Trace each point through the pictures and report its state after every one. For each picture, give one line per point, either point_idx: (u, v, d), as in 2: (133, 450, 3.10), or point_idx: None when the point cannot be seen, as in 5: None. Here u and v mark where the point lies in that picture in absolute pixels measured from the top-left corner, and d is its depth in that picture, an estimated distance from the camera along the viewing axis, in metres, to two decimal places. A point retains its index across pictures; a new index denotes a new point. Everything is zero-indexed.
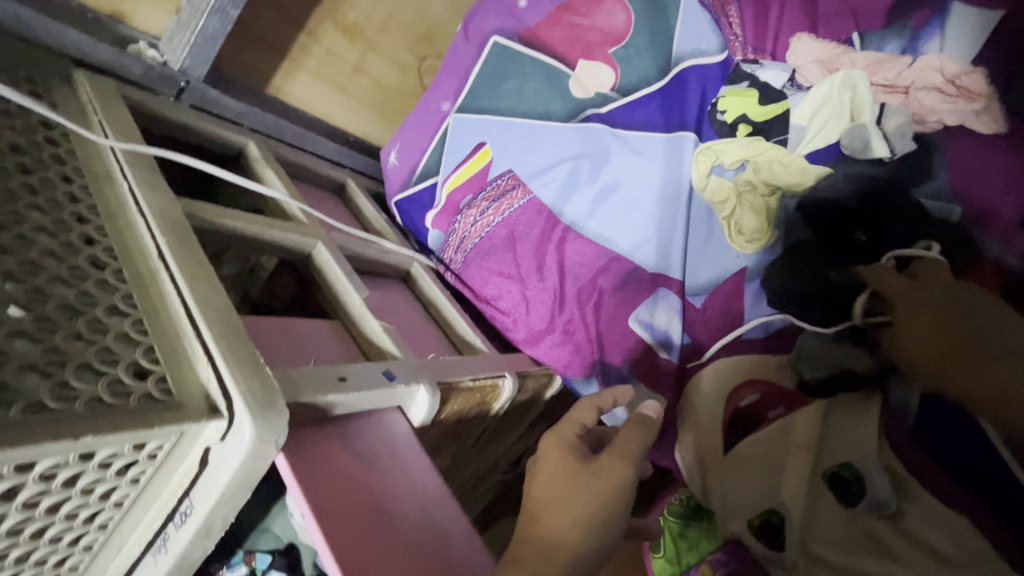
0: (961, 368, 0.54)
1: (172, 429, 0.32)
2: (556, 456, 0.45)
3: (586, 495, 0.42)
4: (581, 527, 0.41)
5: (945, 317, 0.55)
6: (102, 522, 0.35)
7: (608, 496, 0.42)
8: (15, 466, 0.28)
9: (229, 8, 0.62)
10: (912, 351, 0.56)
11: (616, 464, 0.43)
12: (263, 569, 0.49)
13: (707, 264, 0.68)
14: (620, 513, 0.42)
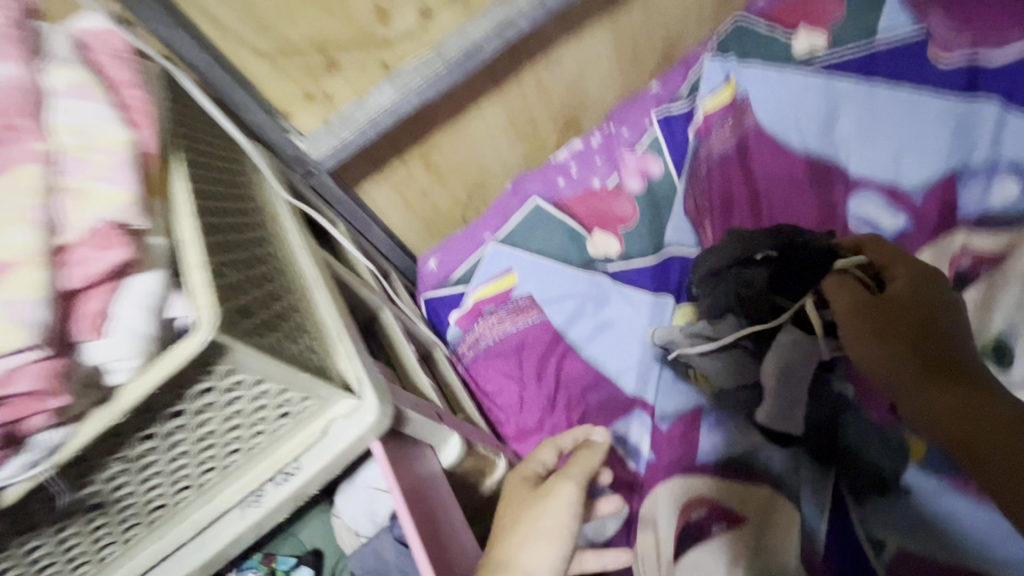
0: (884, 357, 0.61)
1: (335, 390, 0.45)
2: (517, 488, 0.59)
3: (537, 510, 0.54)
4: (530, 534, 0.52)
5: (887, 314, 0.63)
6: (232, 461, 0.44)
7: (560, 511, 0.53)
8: (257, 381, 0.39)
9: (367, 132, 0.85)
10: (847, 337, 0.65)
11: (566, 489, 0.55)
12: (284, 568, 0.53)
13: (672, 398, 0.85)
14: (565, 526, 0.53)
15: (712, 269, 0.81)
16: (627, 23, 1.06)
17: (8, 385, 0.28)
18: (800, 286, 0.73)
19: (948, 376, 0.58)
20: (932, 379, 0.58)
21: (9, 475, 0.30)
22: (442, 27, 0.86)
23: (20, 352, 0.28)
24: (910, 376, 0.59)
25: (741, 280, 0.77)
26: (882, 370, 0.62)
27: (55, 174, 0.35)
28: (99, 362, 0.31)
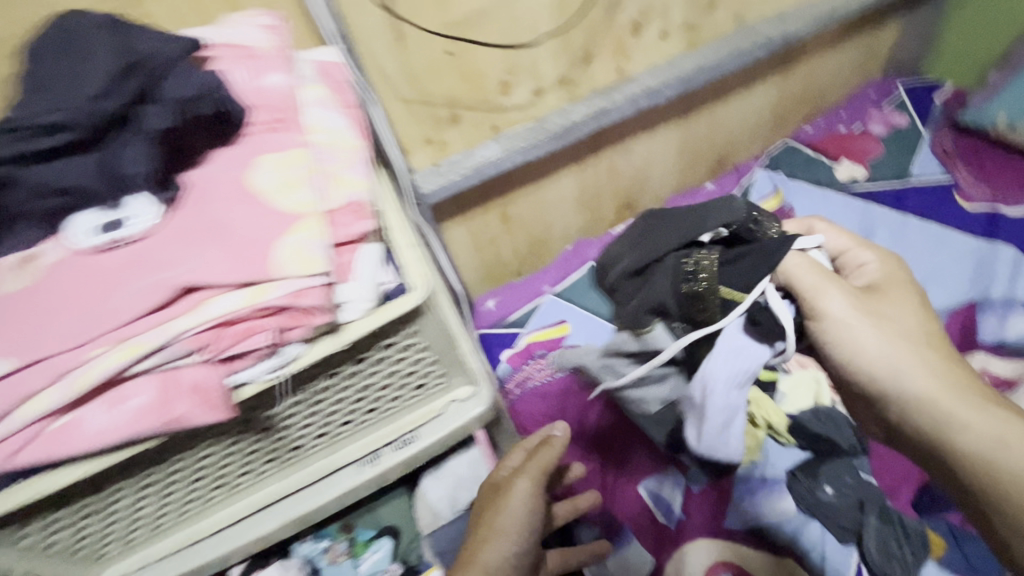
0: (900, 373, 0.47)
1: (463, 372, 0.53)
2: (484, 490, 0.56)
3: (492, 512, 0.52)
4: (492, 534, 0.50)
5: (881, 297, 0.50)
6: (367, 418, 0.51)
7: (520, 514, 0.52)
8: (422, 346, 0.47)
9: (470, 178, 0.98)
10: (897, 347, 0.47)
11: (523, 487, 0.53)
12: (363, 539, 0.61)
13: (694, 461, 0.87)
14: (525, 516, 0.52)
15: (631, 267, 0.54)
16: (694, 129, 1.21)
17: (297, 299, 0.36)
18: (738, 278, 0.48)
19: (944, 383, 0.46)
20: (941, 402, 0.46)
21: (260, 372, 0.37)
22: (548, 105, 1.01)
23: (313, 278, 0.36)
24: (928, 394, 0.46)
25: (683, 270, 0.50)
26: (901, 388, 0.46)
27: (314, 159, 0.46)
28: (344, 300, 0.40)
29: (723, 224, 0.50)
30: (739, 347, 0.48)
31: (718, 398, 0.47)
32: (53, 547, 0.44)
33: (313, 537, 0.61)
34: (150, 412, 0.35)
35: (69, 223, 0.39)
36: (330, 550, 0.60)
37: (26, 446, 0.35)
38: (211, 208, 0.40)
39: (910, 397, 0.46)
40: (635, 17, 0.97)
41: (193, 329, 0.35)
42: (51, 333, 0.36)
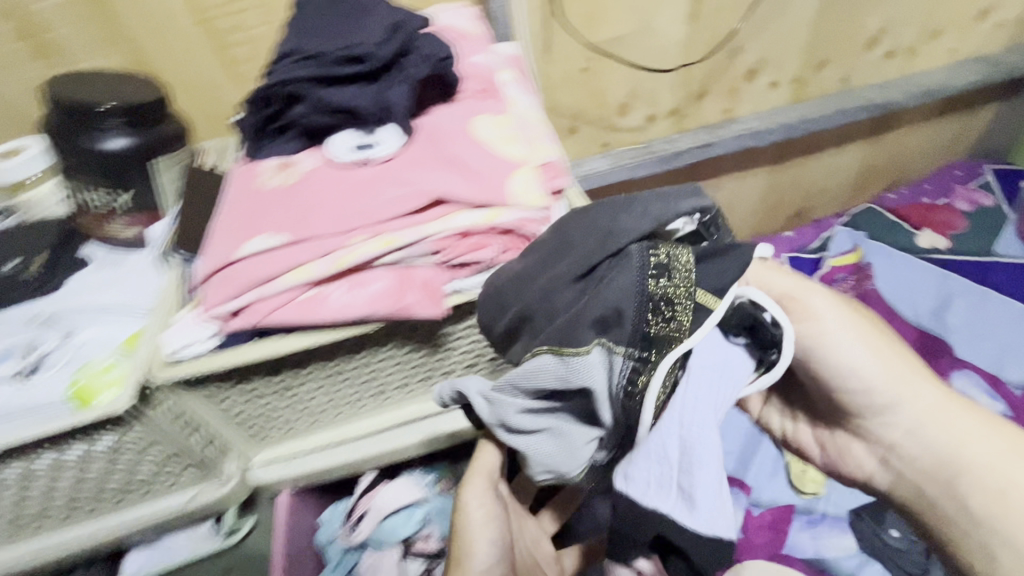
0: (908, 391, 0.44)
1: None
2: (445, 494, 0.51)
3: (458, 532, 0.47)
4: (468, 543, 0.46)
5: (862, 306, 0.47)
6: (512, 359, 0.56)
7: (483, 521, 0.47)
8: None
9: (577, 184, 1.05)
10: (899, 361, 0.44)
11: (474, 500, 0.47)
12: None
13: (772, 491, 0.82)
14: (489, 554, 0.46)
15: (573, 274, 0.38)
16: (782, 178, 1.27)
17: (522, 225, 0.43)
18: (717, 278, 0.36)
19: (945, 396, 0.44)
20: (952, 408, 0.43)
21: (474, 283, 0.44)
22: (657, 131, 1.09)
23: (537, 210, 0.43)
24: (948, 410, 0.43)
25: (648, 264, 0.36)
26: (923, 413, 0.43)
27: (517, 126, 0.54)
28: None
29: (695, 210, 0.38)
30: (722, 364, 0.36)
31: (706, 447, 0.34)
32: (240, 413, 0.50)
33: (422, 468, 0.61)
34: (388, 296, 0.42)
35: (333, 140, 0.48)
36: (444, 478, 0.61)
37: (283, 307, 0.42)
38: (444, 146, 0.48)
39: (925, 417, 0.43)
40: (752, 65, 1.06)
41: (439, 234, 0.42)
42: (319, 220, 0.43)
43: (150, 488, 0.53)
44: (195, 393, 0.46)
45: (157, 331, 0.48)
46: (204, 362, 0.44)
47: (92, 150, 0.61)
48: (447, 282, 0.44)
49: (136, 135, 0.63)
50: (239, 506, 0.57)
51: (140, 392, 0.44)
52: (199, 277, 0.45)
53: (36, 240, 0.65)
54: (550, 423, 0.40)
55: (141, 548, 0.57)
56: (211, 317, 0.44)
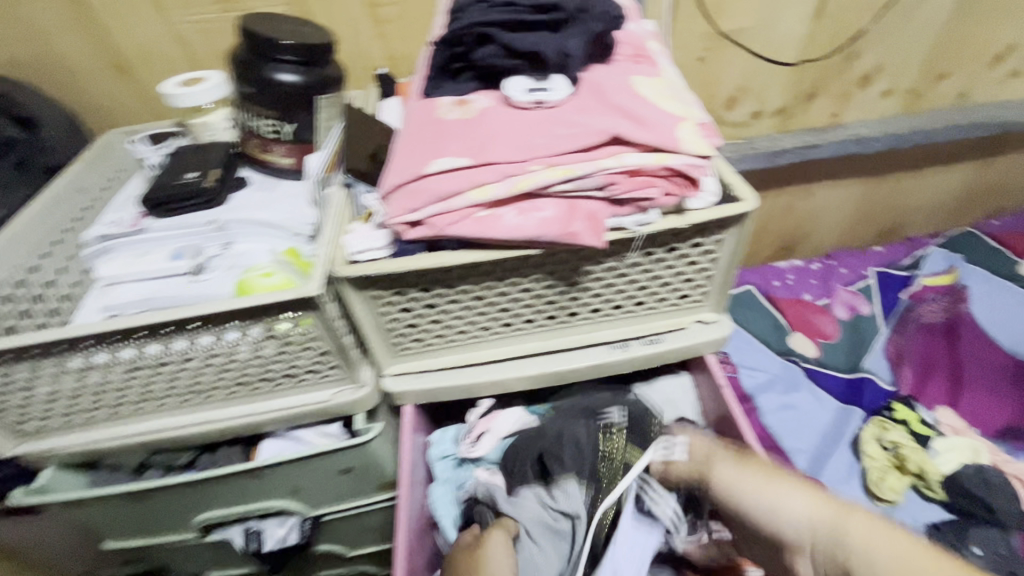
0: (778, 489, 0.46)
1: (719, 299, 0.60)
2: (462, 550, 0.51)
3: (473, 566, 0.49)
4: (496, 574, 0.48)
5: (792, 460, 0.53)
6: (633, 310, 0.59)
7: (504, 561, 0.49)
8: (712, 259, 0.56)
9: None
10: (792, 484, 0.47)
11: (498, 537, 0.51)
12: None
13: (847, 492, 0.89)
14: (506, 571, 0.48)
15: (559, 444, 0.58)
16: (878, 192, 1.24)
17: (686, 171, 0.46)
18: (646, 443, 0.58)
19: (832, 501, 0.44)
20: (840, 507, 0.44)
21: (632, 220, 0.48)
22: (759, 130, 1.10)
23: (702, 159, 0.47)
24: (818, 514, 0.44)
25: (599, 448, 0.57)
26: (781, 506, 0.45)
27: (670, 89, 0.57)
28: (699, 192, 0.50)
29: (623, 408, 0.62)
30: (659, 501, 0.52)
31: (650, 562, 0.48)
32: (389, 322, 0.56)
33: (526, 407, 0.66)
34: (556, 222, 0.46)
35: (510, 81, 0.52)
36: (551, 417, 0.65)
37: (460, 223, 0.47)
38: (609, 96, 0.52)
39: (802, 528, 0.44)
40: (868, 70, 1.05)
41: (612, 169, 0.46)
42: (498, 148, 0.48)
43: (296, 383, 0.59)
44: (362, 293, 0.52)
45: (333, 237, 0.55)
46: (381, 263, 0.49)
47: (270, 83, 0.68)
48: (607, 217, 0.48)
49: (305, 73, 0.69)
50: (366, 413, 0.63)
51: (325, 283, 0.50)
52: (383, 189, 0.50)
53: (209, 160, 0.74)
54: (556, 535, 0.53)
55: (276, 436, 0.64)
56: (392, 226, 0.49)
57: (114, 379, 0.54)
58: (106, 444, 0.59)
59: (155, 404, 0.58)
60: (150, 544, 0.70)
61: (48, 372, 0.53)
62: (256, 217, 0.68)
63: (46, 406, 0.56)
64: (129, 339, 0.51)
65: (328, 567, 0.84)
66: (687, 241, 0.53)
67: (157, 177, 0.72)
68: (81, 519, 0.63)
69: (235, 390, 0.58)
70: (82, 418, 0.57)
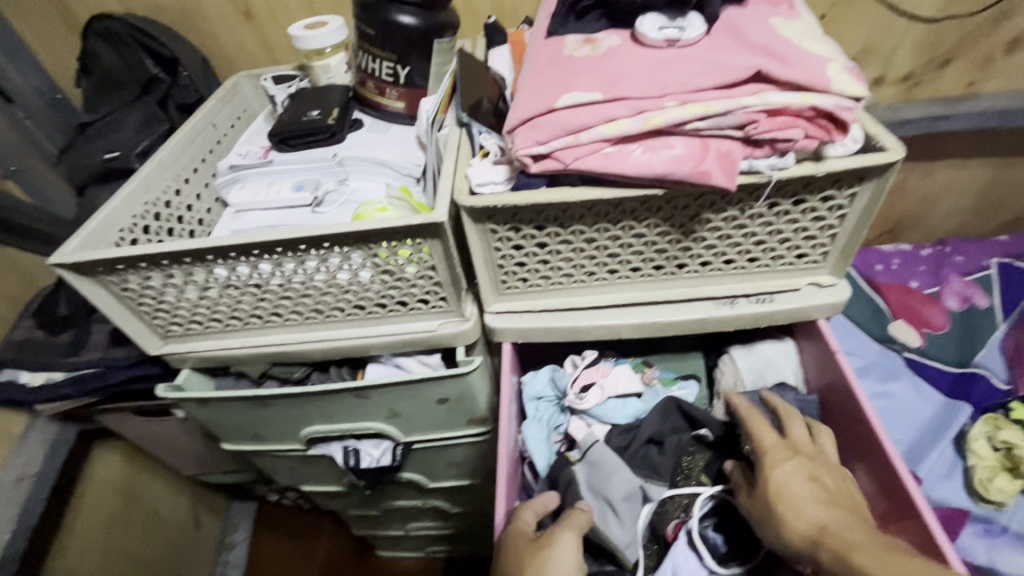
0: (778, 526, 0.46)
1: (839, 262, 0.57)
2: (517, 539, 0.49)
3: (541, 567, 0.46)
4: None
5: (819, 464, 0.49)
6: (745, 266, 0.57)
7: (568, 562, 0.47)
8: (841, 216, 0.53)
9: None
10: (789, 516, 0.45)
11: (567, 536, 0.48)
12: (670, 377, 0.68)
13: (945, 490, 0.84)
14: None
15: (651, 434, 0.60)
16: (1011, 175, 1.11)
17: (833, 111, 0.44)
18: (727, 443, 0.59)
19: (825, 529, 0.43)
20: (830, 539, 0.42)
21: (766, 163, 0.46)
22: (878, 98, 1.02)
23: (852, 100, 0.44)
24: (816, 531, 0.43)
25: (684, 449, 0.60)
26: (785, 531, 0.45)
27: (811, 31, 0.53)
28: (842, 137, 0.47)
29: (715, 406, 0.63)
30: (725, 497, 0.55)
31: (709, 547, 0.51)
32: (500, 259, 0.57)
33: (615, 360, 0.68)
34: (687, 161, 0.45)
35: (643, 18, 0.51)
36: (643, 373, 0.67)
37: (586, 158, 0.47)
38: (748, 34, 0.49)
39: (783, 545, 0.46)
40: (1021, 33, 0.93)
41: (753, 107, 0.44)
42: (631, 82, 0.47)
43: (404, 311, 0.62)
44: (480, 224, 0.53)
45: (453, 173, 0.57)
46: (503, 194, 0.50)
47: (391, 24, 0.70)
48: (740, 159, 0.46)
49: (423, 16, 0.71)
50: (465, 347, 0.66)
51: (448, 212, 0.52)
52: (508, 124, 0.51)
53: (328, 102, 0.78)
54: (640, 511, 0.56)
55: (380, 361, 0.69)
56: (516, 159, 0.50)
57: (249, 291, 0.60)
58: (236, 352, 0.65)
59: (280, 320, 0.63)
60: (260, 449, 0.77)
61: (196, 279, 0.59)
62: (372, 156, 0.71)
63: (190, 311, 0.62)
64: (266, 255, 0.56)
65: (405, 496, 0.90)
66: (818, 194, 0.51)
67: (281, 115, 0.78)
68: (208, 418, 0.71)
69: (351, 313, 0.62)
70: (218, 325, 0.64)
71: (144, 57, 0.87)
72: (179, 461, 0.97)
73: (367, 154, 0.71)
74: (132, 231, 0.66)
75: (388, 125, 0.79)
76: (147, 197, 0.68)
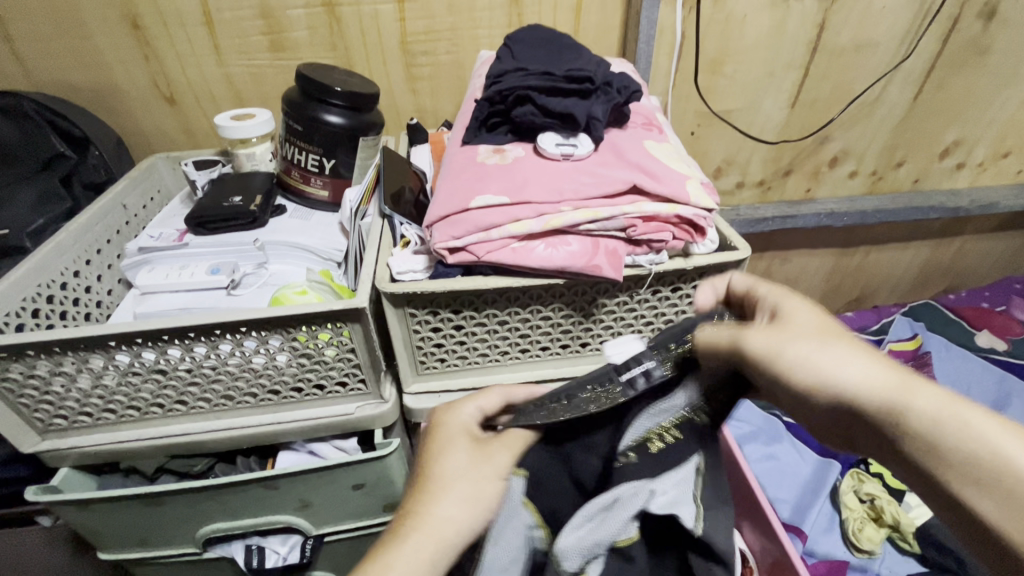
0: (829, 368, 0.38)
1: None
2: (448, 433, 0.47)
3: (460, 485, 0.44)
4: (466, 489, 0.44)
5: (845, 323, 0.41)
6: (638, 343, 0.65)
7: (484, 487, 0.44)
8: None
9: None
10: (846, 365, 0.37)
11: (499, 457, 0.45)
12: None
13: (827, 543, 0.92)
14: (490, 501, 0.44)
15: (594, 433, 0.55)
16: (848, 262, 1.36)
17: (693, 219, 0.55)
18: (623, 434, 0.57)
19: (898, 377, 0.37)
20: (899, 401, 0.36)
21: (645, 260, 0.55)
22: (742, 198, 1.22)
23: (707, 210, 0.55)
24: (887, 393, 0.36)
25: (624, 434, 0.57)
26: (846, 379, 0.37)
27: (675, 151, 0.66)
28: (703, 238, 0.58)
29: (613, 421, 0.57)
30: None
31: None
32: (419, 341, 0.61)
33: None
34: (582, 256, 0.53)
35: (542, 137, 0.61)
36: None
37: (497, 251, 0.54)
38: (625, 153, 0.60)
39: (853, 389, 0.37)
40: (837, 153, 1.19)
41: (632, 214, 0.54)
42: (533, 188, 0.55)
43: (322, 393, 0.62)
44: (400, 308, 0.57)
45: (375, 259, 0.61)
46: (421, 282, 0.55)
47: (318, 122, 0.75)
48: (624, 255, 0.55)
49: (350, 115, 0.77)
50: (384, 429, 0.66)
51: (369, 297, 0.55)
52: (427, 220, 0.56)
53: (251, 188, 0.80)
54: None
55: (292, 449, 0.67)
56: (434, 251, 0.55)
57: (152, 379, 0.58)
58: (130, 445, 0.61)
59: (184, 408, 0.60)
60: (146, 557, 0.69)
61: (92, 366, 0.56)
62: (294, 242, 0.74)
63: (80, 402, 0.58)
64: (176, 339, 0.55)
65: None
66: (691, 283, 0.61)
67: (200, 199, 0.78)
68: (86, 525, 0.63)
69: (264, 397, 0.61)
70: (110, 417, 0.60)
71: (51, 136, 0.84)
72: None
73: (287, 239, 0.74)
74: (20, 315, 0.61)
75: (311, 212, 0.83)
76: (41, 279, 0.64)
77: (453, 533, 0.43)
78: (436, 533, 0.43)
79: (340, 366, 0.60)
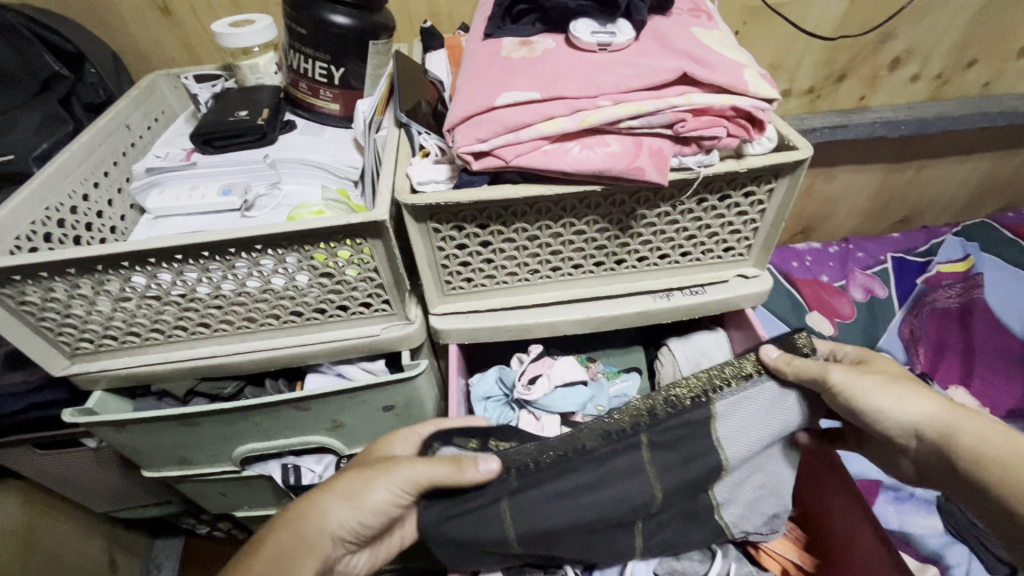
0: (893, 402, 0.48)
1: (763, 253, 0.61)
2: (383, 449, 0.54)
3: (361, 485, 0.50)
4: (362, 486, 0.49)
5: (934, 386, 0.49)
6: (679, 259, 0.61)
7: (385, 488, 0.49)
8: (763, 209, 0.57)
9: None
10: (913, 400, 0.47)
11: (405, 470, 0.49)
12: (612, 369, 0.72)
13: (860, 462, 0.91)
14: (381, 507, 0.50)
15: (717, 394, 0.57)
16: (899, 178, 1.25)
17: (752, 112, 0.48)
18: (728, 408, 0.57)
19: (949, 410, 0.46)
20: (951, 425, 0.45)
21: (693, 161, 0.49)
22: (787, 109, 1.12)
23: (767, 101, 0.48)
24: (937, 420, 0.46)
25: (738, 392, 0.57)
26: (903, 409, 0.47)
27: (726, 39, 0.57)
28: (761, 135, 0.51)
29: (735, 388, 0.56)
30: None
31: None
32: (444, 261, 0.57)
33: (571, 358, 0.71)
34: (622, 157, 0.48)
35: (576, 23, 0.53)
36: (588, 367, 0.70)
37: (527, 155, 0.49)
38: (670, 39, 0.52)
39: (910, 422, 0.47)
40: (900, 53, 1.06)
41: (681, 107, 0.47)
42: (567, 82, 0.48)
43: (346, 315, 0.60)
44: (418, 222, 0.53)
45: (393, 171, 0.56)
46: (444, 191, 0.50)
47: (323, 23, 0.68)
48: (671, 156, 0.49)
49: (356, 15, 0.69)
50: (411, 350, 0.64)
51: (389, 209, 0.51)
52: (449, 123, 0.50)
53: (258, 103, 0.75)
54: None
55: (320, 371, 0.66)
56: (457, 157, 0.50)
57: (172, 301, 0.56)
58: (159, 368, 0.60)
59: (208, 330, 0.59)
60: (187, 475, 0.71)
61: (109, 289, 0.54)
62: (305, 158, 0.69)
63: (103, 325, 0.57)
64: (191, 259, 0.52)
65: None
66: (742, 190, 0.55)
67: (205, 116, 0.73)
68: (126, 444, 0.65)
69: (287, 320, 0.59)
70: (136, 339, 0.59)
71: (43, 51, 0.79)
72: (90, 498, 0.86)
73: (299, 156, 0.69)
74: (31, 239, 0.59)
75: (322, 128, 0.77)
76: (48, 202, 0.61)
77: (338, 519, 0.49)
78: (315, 517, 0.49)
79: (362, 285, 0.57)
